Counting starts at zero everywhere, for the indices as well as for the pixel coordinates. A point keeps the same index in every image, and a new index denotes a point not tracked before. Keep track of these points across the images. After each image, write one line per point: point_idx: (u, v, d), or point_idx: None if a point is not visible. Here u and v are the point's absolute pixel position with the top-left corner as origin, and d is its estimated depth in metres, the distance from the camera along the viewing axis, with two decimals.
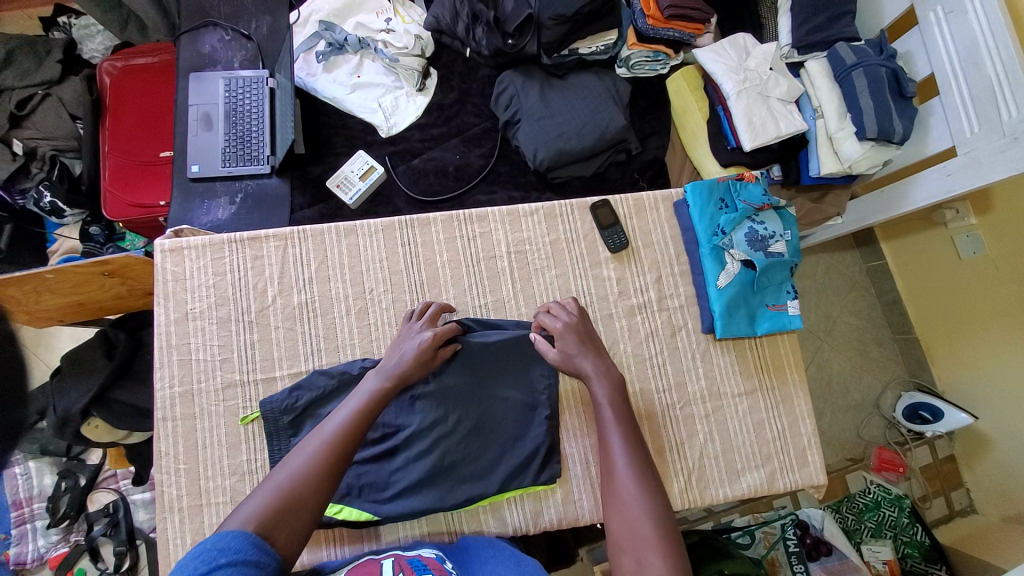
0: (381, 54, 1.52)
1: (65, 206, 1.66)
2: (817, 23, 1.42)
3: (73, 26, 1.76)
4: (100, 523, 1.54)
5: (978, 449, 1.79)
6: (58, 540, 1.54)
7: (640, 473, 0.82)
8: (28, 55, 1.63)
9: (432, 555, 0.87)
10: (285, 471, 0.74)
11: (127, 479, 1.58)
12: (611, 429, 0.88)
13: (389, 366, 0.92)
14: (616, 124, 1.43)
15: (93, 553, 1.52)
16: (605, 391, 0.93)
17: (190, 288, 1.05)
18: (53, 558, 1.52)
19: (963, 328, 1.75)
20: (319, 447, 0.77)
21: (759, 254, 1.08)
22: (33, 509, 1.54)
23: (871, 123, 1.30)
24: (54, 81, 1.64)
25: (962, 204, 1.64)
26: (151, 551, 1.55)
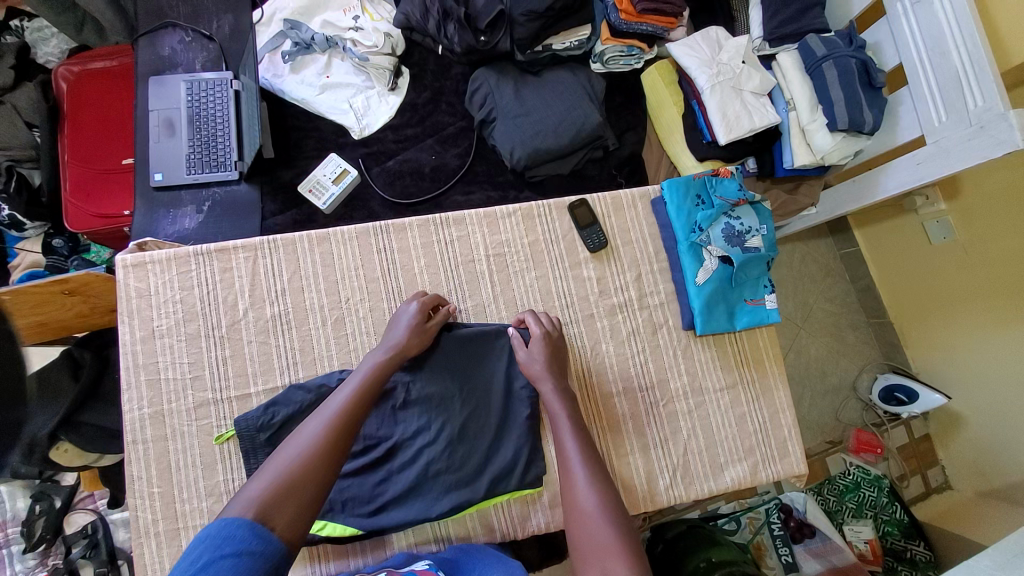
0: (350, 53, 1.47)
1: (25, 218, 1.60)
2: (787, 15, 1.43)
3: (26, 29, 1.67)
4: (79, 545, 1.53)
5: (951, 428, 1.85)
6: (35, 566, 1.51)
7: (598, 481, 0.84)
8: None
9: (425, 565, 0.88)
10: (286, 454, 0.74)
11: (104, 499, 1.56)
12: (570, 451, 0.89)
13: (385, 350, 0.95)
14: (592, 121, 1.42)
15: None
16: (559, 399, 0.97)
17: (156, 304, 1.01)
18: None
19: (935, 310, 1.80)
20: (320, 428, 0.78)
21: (736, 249, 1.08)
22: (8, 534, 1.52)
23: (842, 115, 1.32)
24: (7, 87, 1.58)
25: (931, 190, 1.68)
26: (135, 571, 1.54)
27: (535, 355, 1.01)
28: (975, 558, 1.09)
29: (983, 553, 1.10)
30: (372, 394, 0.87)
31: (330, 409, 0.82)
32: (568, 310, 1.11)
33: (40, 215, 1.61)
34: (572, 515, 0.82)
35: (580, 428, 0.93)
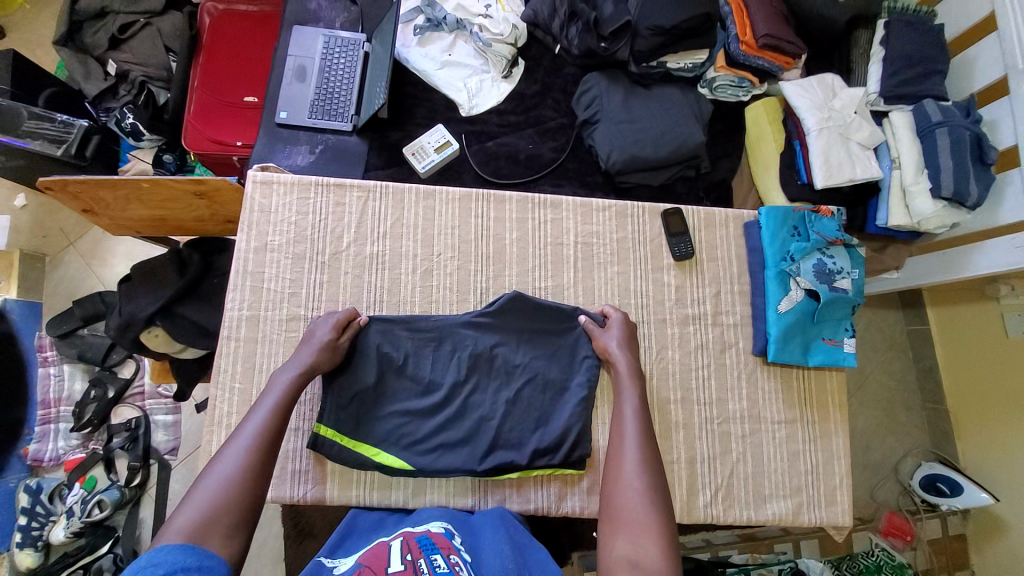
0: (475, 37, 1.56)
1: (144, 130, 1.75)
2: (908, 77, 1.41)
3: None
4: (120, 436, 1.72)
5: (991, 532, 1.74)
6: (76, 446, 1.73)
7: (647, 458, 0.85)
8: None
9: (440, 530, 0.90)
10: (211, 479, 0.75)
11: (153, 400, 1.77)
12: (631, 424, 0.91)
13: (301, 363, 0.95)
14: (694, 140, 1.45)
15: (107, 464, 1.69)
16: (629, 373, 0.99)
17: (273, 221, 1.10)
18: (68, 461, 1.70)
19: (994, 408, 1.72)
20: (246, 448, 0.80)
21: (824, 286, 1.08)
22: (59, 411, 1.73)
23: (947, 183, 1.30)
24: (156, 12, 1.75)
25: (1017, 282, 1.61)
26: (162, 471, 1.73)
27: (619, 344, 1.04)
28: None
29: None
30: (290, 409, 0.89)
31: (247, 437, 0.82)
32: (642, 310, 1.14)
33: (158, 129, 1.76)
34: (612, 481, 0.84)
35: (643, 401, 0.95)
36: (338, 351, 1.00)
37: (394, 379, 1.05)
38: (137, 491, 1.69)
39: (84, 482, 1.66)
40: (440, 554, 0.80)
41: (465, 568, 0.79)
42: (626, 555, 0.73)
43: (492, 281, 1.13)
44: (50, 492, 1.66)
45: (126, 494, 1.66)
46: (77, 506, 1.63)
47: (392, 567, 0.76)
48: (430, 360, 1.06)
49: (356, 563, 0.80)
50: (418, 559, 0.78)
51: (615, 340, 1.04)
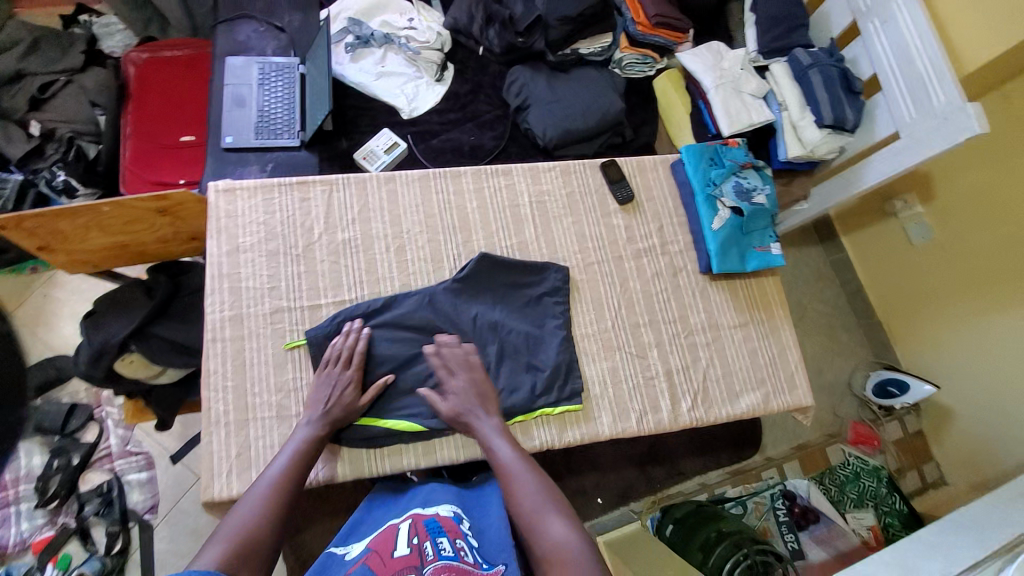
0: (404, 47, 1.70)
1: (79, 184, 1.65)
2: (777, 33, 1.68)
3: (93, 24, 1.88)
4: (92, 503, 1.60)
5: (941, 420, 1.94)
6: (44, 524, 1.57)
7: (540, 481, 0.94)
8: (54, 46, 1.77)
9: (450, 513, 0.91)
10: (234, 521, 0.84)
11: (123, 458, 1.65)
12: (537, 504, 0.90)
13: (315, 419, 1.00)
14: (614, 109, 1.63)
15: (83, 536, 1.56)
16: (497, 430, 1.02)
17: (241, 224, 1.15)
18: (38, 542, 1.54)
19: (918, 308, 1.97)
20: (265, 493, 0.89)
21: (746, 202, 1.27)
22: (18, 491, 1.58)
23: (827, 112, 1.54)
24: (77, 69, 1.77)
25: (909, 196, 1.89)
26: (143, 534, 1.60)
27: (495, 431, 1.02)
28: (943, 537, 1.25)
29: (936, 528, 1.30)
30: (311, 455, 0.97)
31: (270, 476, 0.91)
32: (601, 251, 1.27)
33: (92, 181, 1.66)
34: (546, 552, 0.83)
35: (540, 476, 0.95)
36: (359, 408, 1.04)
37: (384, 345, 1.11)
38: (120, 559, 1.56)
39: (57, 562, 1.52)
40: (445, 536, 0.83)
41: (470, 551, 0.83)
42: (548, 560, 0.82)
43: (464, 246, 1.22)
44: None
45: (108, 562, 1.54)
46: None
47: (399, 550, 0.79)
48: (411, 331, 1.13)
49: (367, 548, 0.82)
50: (424, 541, 0.81)
51: (488, 429, 1.02)
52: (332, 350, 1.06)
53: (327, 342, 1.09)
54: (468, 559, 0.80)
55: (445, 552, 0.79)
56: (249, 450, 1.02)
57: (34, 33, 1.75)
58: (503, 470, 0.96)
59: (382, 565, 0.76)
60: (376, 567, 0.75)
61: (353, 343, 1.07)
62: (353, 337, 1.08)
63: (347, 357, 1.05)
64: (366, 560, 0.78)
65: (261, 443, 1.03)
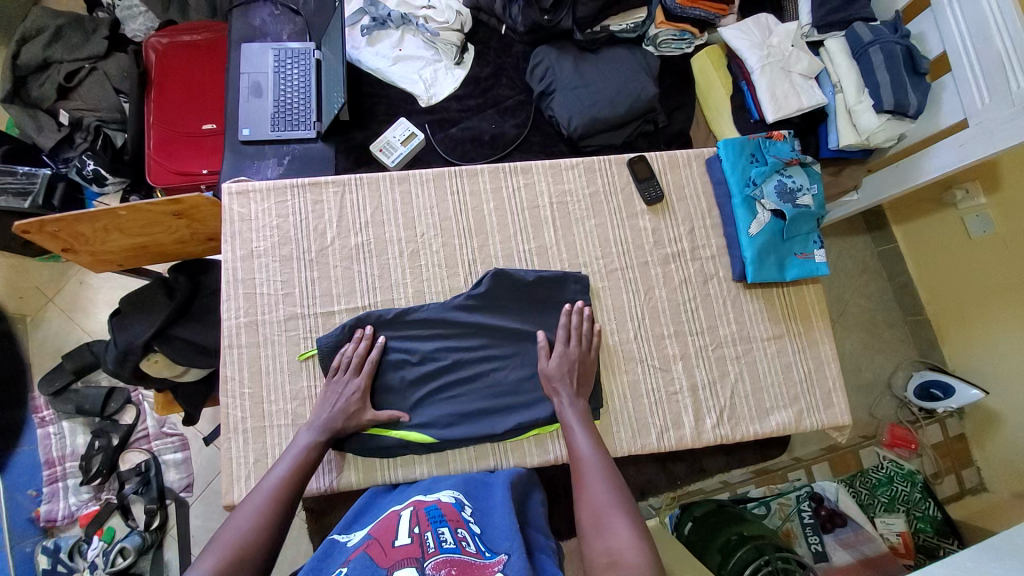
0: (422, 28, 1.59)
1: (107, 173, 1.68)
2: (834, 5, 1.49)
3: (116, 6, 1.80)
4: (132, 481, 1.66)
5: (986, 425, 1.78)
6: (88, 499, 1.66)
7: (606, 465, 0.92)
8: (76, 31, 1.71)
9: (451, 501, 0.89)
10: (231, 530, 0.81)
11: (160, 439, 1.71)
12: (606, 506, 0.84)
13: (317, 429, 0.99)
14: (646, 94, 1.51)
15: (124, 511, 1.63)
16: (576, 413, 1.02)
17: (255, 228, 1.15)
18: (83, 516, 1.63)
19: (970, 305, 1.78)
20: (263, 503, 0.87)
21: (789, 205, 1.16)
22: (65, 468, 1.68)
23: (888, 96, 1.37)
24: (100, 56, 1.72)
25: (971, 184, 1.69)
26: (179, 511, 1.67)
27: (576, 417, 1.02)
28: (978, 562, 1.12)
29: (969, 554, 1.16)
30: (311, 465, 0.95)
31: (270, 484, 0.90)
32: (625, 256, 1.20)
33: (120, 171, 1.70)
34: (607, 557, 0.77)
35: (615, 480, 0.89)
36: (359, 420, 1.02)
37: (394, 353, 1.10)
38: (158, 534, 1.63)
39: (102, 535, 1.60)
40: (447, 527, 0.80)
41: (473, 540, 0.78)
42: (606, 561, 0.77)
43: (479, 252, 1.18)
44: (69, 550, 1.60)
45: (148, 538, 1.61)
46: (100, 558, 1.56)
47: (400, 539, 0.77)
48: (423, 339, 1.11)
49: (368, 535, 0.82)
50: (426, 531, 0.78)
51: (572, 418, 1.01)
52: (342, 356, 1.07)
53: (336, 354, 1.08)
54: (470, 549, 0.75)
55: (447, 544, 0.75)
56: (266, 457, 1.05)
57: (57, 18, 1.69)
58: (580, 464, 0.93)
59: (383, 554, 0.73)
60: (376, 557, 0.72)
61: (364, 349, 1.07)
62: (365, 342, 1.08)
63: (352, 365, 1.06)
64: (367, 548, 0.75)
65: (278, 451, 1.05)
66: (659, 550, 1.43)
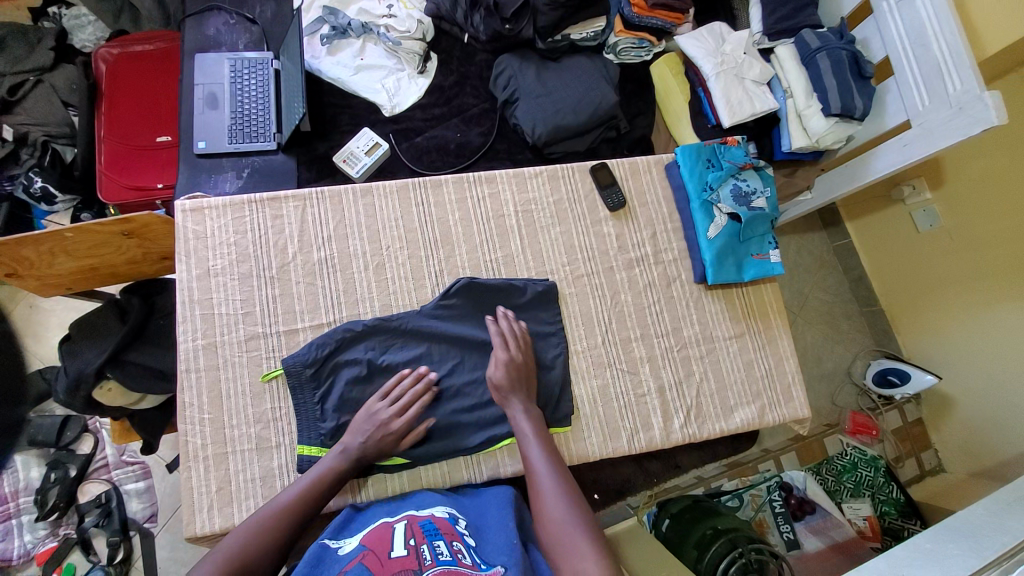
0: (383, 37, 1.59)
1: (56, 191, 1.56)
2: (783, 14, 1.56)
3: (63, 16, 1.72)
4: (92, 514, 1.54)
5: (942, 410, 1.88)
6: (46, 536, 1.53)
7: (557, 471, 0.94)
8: (18, 41, 1.60)
9: (444, 516, 0.89)
10: (230, 542, 0.84)
11: (121, 468, 1.59)
12: (564, 526, 0.86)
13: (343, 451, 0.98)
14: (607, 101, 1.54)
15: (85, 546, 1.52)
16: (531, 428, 1.01)
17: (212, 245, 1.12)
18: (40, 554, 1.50)
19: (923, 295, 1.87)
20: (269, 514, 0.88)
21: (744, 208, 1.21)
22: (19, 504, 1.54)
23: (835, 100, 1.43)
24: (46, 68, 1.61)
25: (918, 181, 1.77)
26: (145, 542, 1.55)
27: (530, 427, 1.01)
28: (937, 544, 1.17)
29: (930, 535, 1.21)
30: (330, 485, 0.95)
31: (285, 498, 0.91)
32: (590, 262, 1.22)
33: (71, 187, 1.58)
34: None
35: (575, 497, 0.91)
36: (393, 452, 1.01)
37: (346, 367, 1.07)
38: (122, 567, 1.52)
39: (61, 573, 1.49)
40: (443, 540, 0.80)
41: (468, 553, 0.79)
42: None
43: (445, 263, 1.18)
44: None
45: (111, 572, 1.49)
46: None
47: (395, 550, 0.76)
48: (391, 352, 1.10)
49: (361, 544, 0.80)
50: (422, 543, 0.78)
51: (529, 432, 1.00)
52: (396, 386, 1.05)
53: (372, 375, 1.08)
54: (466, 562, 0.75)
55: (443, 556, 0.75)
56: (230, 483, 1.02)
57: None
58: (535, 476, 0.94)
59: (380, 565, 0.73)
60: (373, 568, 0.72)
61: (419, 390, 1.04)
62: (423, 381, 1.06)
63: (394, 392, 1.04)
64: (363, 559, 0.75)
65: (242, 476, 1.03)
66: (635, 546, 1.44)
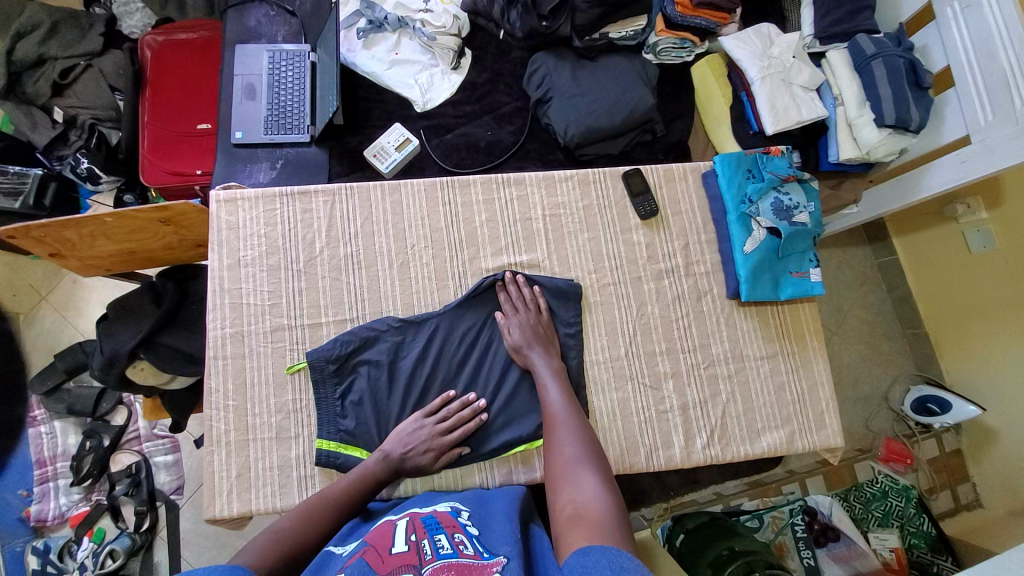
0: (419, 32, 1.57)
1: (101, 173, 1.64)
2: (838, 16, 1.47)
3: (113, 2, 1.76)
4: (123, 483, 1.60)
5: (984, 441, 1.76)
6: (79, 499, 1.60)
7: (572, 412, 0.98)
8: (72, 27, 1.66)
9: (446, 510, 0.88)
10: (281, 524, 0.85)
11: (151, 440, 1.65)
12: (574, 458, 0.89)
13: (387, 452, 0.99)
14: (644, 104, 1.49)
15: (115, 513, 1.57)
16: (551, 374, 1.05)
17: (241, 236, 1.14)
18: (73, 517, 1.58)
19: (967, 317, 1.76)
20: (318, 504, 0.90)
21: (784, 222, 1.15)
22: (56, 468, 1.62)
23: (889, 110, 1.34)
24: (96, 53, 1.65)
25: (972, 199, 1.66)
26: (170, 514, 1.61)
27: (551, 373, 1.05)
28: None
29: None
30: (375, 484, 0.97)
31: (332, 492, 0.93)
32: (618, 271, 1.18)
33: (115, 170, 1.65)
34: (571, 506, 0.80)
35: (586, 436, 0.94)
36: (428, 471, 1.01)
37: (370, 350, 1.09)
38: (148, 536, 1.58)
39: (92, 536, 1.54)
40: (444, 534, 0.78)
41: (470, 544, 0.77)
42: (571, 512, 0.78)
43: (469, 265, 1.17)
44: (60, 550, 1.55)
45: (137, 540, 1.55)
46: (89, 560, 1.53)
47: (395, 547, 0.75)
48: (411, 353, 1.09)
49: (363, 542, 0.80)
50: (423, 539, 0.77)
51: (546, 373, 1.05)
52: (442, 408, 1.05)
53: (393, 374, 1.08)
54: (467, 552, 0.74)
55: (443, 550, 0.74)
56: (249, 471, 1.04)
57: (53, 14, 1.63)
58: (551, 412, 1.00)
59: (380, 560, 0.72)
60: (373, 562, 0.71)
61: (464, 416, 1.04)
62: (470, 408, 1.06)
63: (438, 412, 1.04)
64: (363, 554, 0.74)
65: (261, 464, 1.05)
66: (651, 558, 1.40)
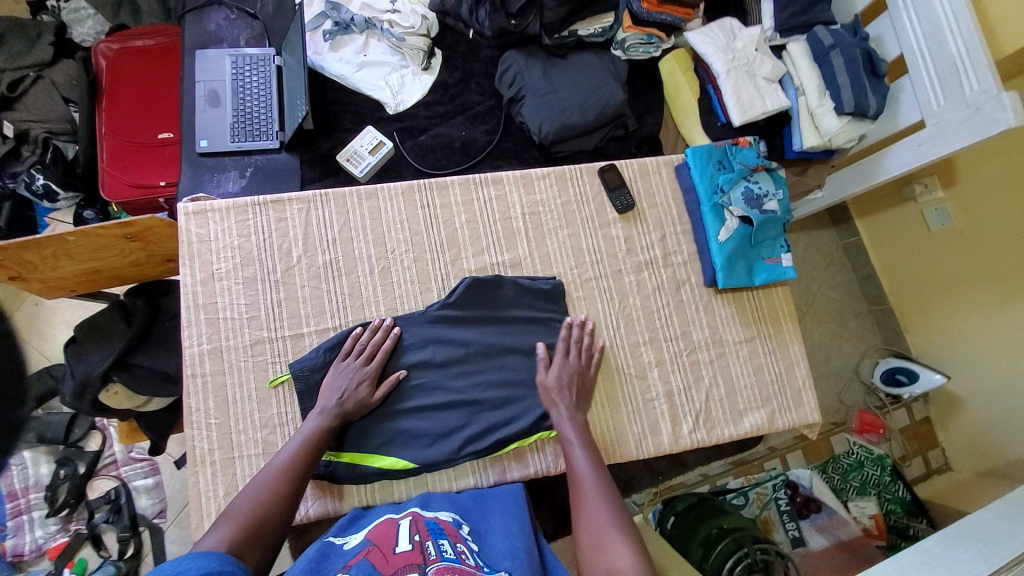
0: (387, 33, 1.56)
1: (59, 188, 1.55)
2: (795, 9, 1.52)
3: (62, 9, 1.68)
4: (102, 510, 1.54)
5: (950, 408, 1.86)
6: (57, 530, 1.53)
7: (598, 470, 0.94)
8: (18, 36, 1.57)
9: (448, 518, 0.87)
10: (239, 502, 0.82)
11: (129, 465, 1.58)
12: (605, 522, 0.85)
13: (325, 410, 0.98)
14: (615, 99, 1.51)
15: (96, 541, 1.52)
16: (575, 430, 1.01)
17: (214, 248, 1.11)
18: (51, 549, 1.50)
19: (932, 293, 1.84)
20: (276, 472, 0.88)
21: (755, 211, 1.19)
22: (29, 500, 1.54)
23: (848, 99, 1.40)
24: (47, 63, 1.58)
25: (930, 179, 1.74)
26: (155, 538, 1.55)
27: (574, 428, 1.02)
28: (946, 548, 1.16)
29: (938, 540, 1.20)
30: (326, 439, 0.96)
31: (282, 459, 0.90)
32: (599, 265, 1.20)
33: (74, 184, 1.57)
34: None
35: (613, 494, 0.90)
36: (371, 403, 1.03)
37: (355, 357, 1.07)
38: (133, 562, 1.52)
39: (73, 567, 1.48)
40: (447, 539, 0.79)
41: (472, 554, 0.77)
42: None
43: (451, 266, 1.16)
44: None
45: (122, 567, 1.50)
46: None
47: (400, 546, 0.75)
48: (397, 357, 1.08)
49: (366, 540, 0.79)
50: (426, 540, 0.77)
51: (571, 432, 1.00)
52: (356, 343, 1.06)
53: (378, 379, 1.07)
54: (470, 562, 0.74)
55: (447, 554, 0.74)
56: (237, 489, 1.02)
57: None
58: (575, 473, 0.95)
59: (384, 560, 0.71)
60: (378, 563, 0.70)
61: (379, 339, 1.06)
62: (380, 332, 1.08)
63: (356, 347, 1.06)
64: (367, 553, 0.73)
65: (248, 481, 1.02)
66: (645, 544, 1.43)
